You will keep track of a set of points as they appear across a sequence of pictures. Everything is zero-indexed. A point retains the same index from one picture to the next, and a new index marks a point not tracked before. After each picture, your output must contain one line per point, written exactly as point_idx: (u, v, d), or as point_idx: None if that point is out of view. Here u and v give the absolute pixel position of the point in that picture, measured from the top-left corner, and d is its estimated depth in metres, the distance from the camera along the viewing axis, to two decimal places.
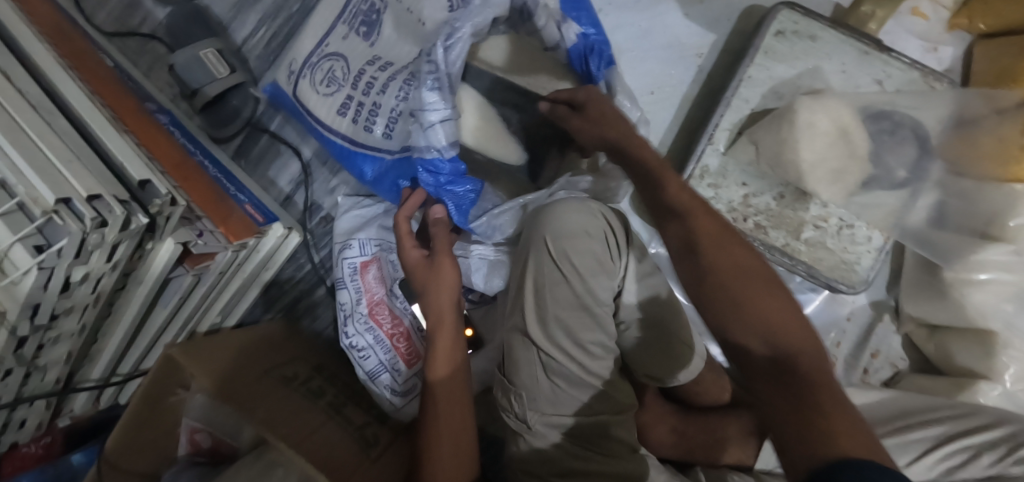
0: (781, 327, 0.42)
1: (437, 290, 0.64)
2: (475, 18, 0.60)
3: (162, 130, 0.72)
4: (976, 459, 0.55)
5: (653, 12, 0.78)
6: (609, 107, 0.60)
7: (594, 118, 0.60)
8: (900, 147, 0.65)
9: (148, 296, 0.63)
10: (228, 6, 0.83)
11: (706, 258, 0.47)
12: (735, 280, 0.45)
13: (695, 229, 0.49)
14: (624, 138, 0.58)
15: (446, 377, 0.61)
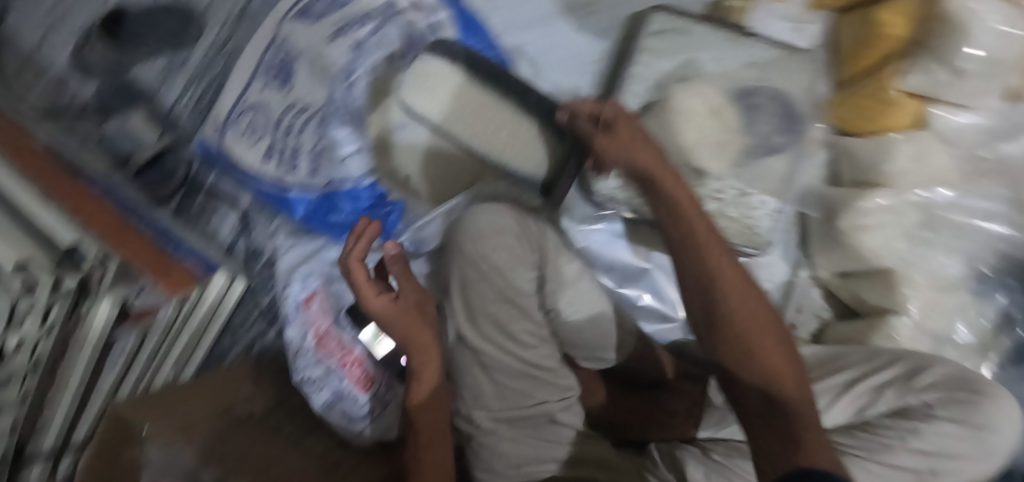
0: (765, 349, 0.54)
1: (417, 352, 0.64)
2: (370, 55, 0.75)
3: (98, 199, 0.76)
4: (881, 396, 0.61)
5: (550, 28, 0.84)
6: (638, 129, 0.57)
7: (617, 146, 0.57)
8: (769, 118, 0.73)
9: (91, 357, 0.65)
10: (153, 74, 0.85)
11: (722, 291, 0.55)
12: (731, 296, 0.55)
13: (702, 253, 0.56)
14: (634, 147, 0.57)
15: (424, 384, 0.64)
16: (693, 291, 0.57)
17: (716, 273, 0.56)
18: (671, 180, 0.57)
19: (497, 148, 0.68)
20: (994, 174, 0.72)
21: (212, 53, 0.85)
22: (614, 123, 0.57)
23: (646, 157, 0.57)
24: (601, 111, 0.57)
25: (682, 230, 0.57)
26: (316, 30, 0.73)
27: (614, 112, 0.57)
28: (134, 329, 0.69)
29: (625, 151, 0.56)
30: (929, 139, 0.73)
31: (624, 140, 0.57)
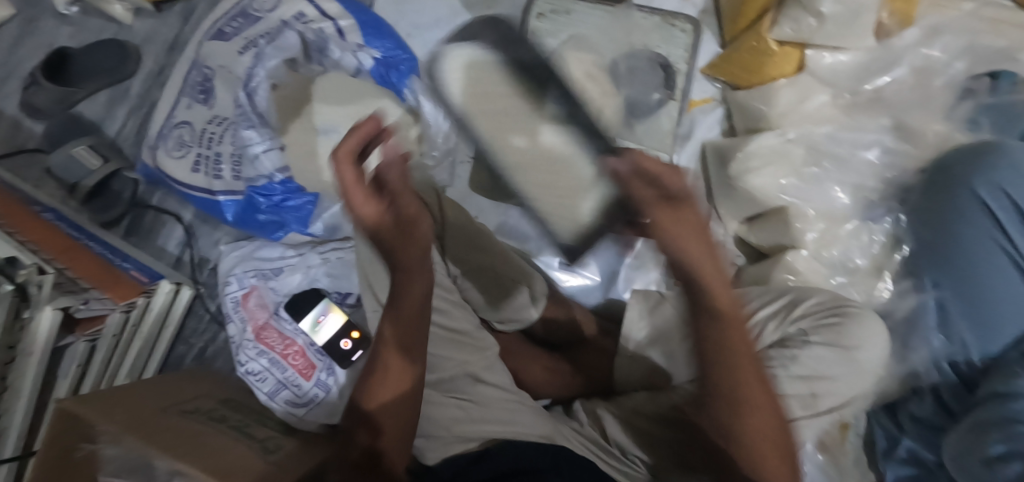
0: (756, 434, 0.55)
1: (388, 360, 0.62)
2: (269, 61, 0.76)
3: (49, 223, 0.81)
4: (768, 326, 0.66)
5: (454, 24, 0.90)
6: (699, 221, 0.50)
7: (685, 231, 0.50)
8: (648, 77, 0.79)
9: (41, 363, 0.70)
10: (97, 107, 0.92)
11: (735, 386, 0.55)
12: (743, 372, 0.55)
13: (720, 335, 0.55)
14: (698, 242, 0.51)
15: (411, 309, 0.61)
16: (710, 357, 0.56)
17: (742, 381, 0.55)
18: (714, 273, 0.53)
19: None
20: (870, 105, 0.77)
21: (152, 80, 0.93)
22: (665, 229, 0.50)
23: (708, 266, 0.52)
24: (667, 191, 0.49)
25: (720, 314, 0.55)
26: (229, 47, 0.79)
27: (687, 211, 0.50)
28: (83, 337, 0.74)
29: (687, 249, 0.51)
30: (810, 81, 0.77)
31: (694, 233, 0.50)
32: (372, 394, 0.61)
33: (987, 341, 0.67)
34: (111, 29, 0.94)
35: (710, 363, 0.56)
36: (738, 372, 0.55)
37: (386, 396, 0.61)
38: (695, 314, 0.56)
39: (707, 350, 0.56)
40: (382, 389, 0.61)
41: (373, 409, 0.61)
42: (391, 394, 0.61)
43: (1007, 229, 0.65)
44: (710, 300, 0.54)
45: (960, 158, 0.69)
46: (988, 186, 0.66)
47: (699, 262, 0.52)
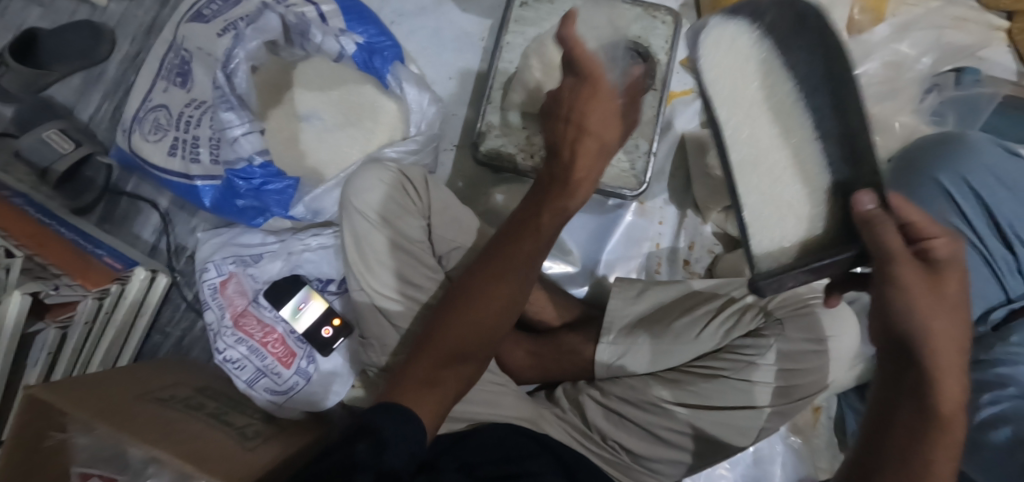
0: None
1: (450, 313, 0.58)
2: (249, 43, 0.74)
3: (19, 208, 0.77)
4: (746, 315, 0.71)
5: (438, 13, 0.90)
6: (956, 290, 0.45)
7: (928, 296, 0.45)
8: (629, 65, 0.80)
9: (11, 348, 0.67)
10: (70, 91, 0.89)
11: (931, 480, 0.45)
12: (947, 425, 0.46)
13: (930, 435, 0.46)
14: (935, 309, 0.45)
15: (501, 292, 0.59)
16: (908, 382, 0.47)
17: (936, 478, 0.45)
18: (947, 339, 0.45)
19: (770, 205, 0.56)
20: None
21: (128, 63, 0.91)
22: (940, 268, 0.45)
23: (941, 329, 0.45)
24: (926, 244, 0.46)
25: (936, 395, 0.46)
26: (210, 29, 0.77)
27: (947, 253, 0.45)
28: (55, 323, 0.72)
29: (922, 308, 0.45)
30: None
31: (939, 297, 0.45)
32: (419, 359, 0.56)
33: None
34: (84, 10, 0.92)
35: (887, 444, 0.48)
36: (928, 415, 0.46)
37: (435, 366, 0.55)
38: (898, 364, 0.48)
39: (888, 424, 0.48)
40: (434, 352, 0.56)
41: (422, 376, 0.55)
42: (445, 365, 0.56)
43: (968, 216, 0.70)
44: (936, 396, 0.46)
45: (926, 150, 0.73)
46: (953, 177, 0.70)
47: (934, 321, 0.45)
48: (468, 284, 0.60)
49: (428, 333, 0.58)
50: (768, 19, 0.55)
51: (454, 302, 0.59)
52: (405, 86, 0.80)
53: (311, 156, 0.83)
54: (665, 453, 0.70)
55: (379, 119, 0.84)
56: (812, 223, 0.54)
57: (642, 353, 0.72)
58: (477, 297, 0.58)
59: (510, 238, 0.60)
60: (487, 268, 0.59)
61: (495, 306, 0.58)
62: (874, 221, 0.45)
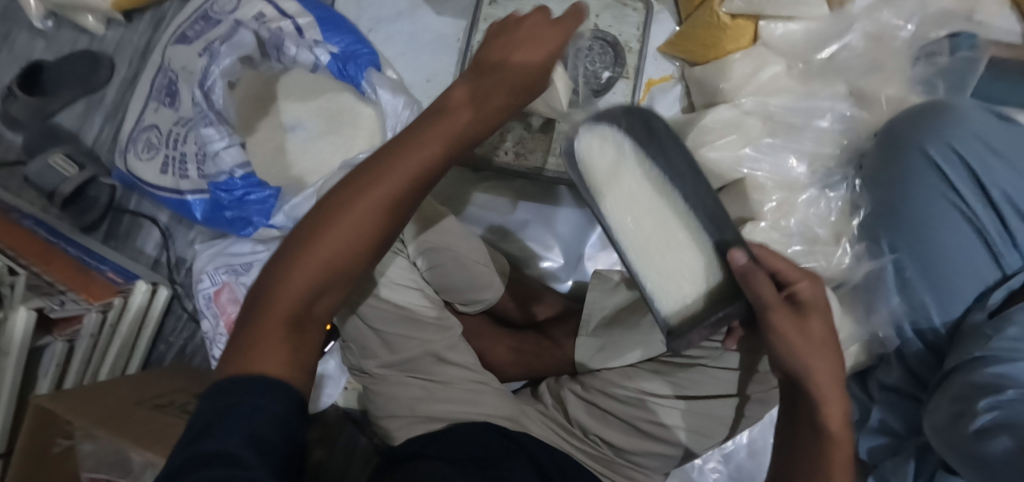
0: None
1: (311, 247, 0.43)
2: (224, 59, 0.77)
3: (28, 230, 0.83)
4: None
5: (414, 17, 0.92)
6: (827, 328, 0.50)
7: (797, 338, 0.49)
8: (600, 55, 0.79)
9: (20, 363, 0.72)
10: (75, 117, 0.94)
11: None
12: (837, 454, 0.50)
13: (827, 456, 0.50)
14: (809, 348, 0.49)
15: (400, 188, 0.44)
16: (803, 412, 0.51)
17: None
18: (827, 374, 0.50)
19: (668, 279, 0.51)
20: (823, 72, 0.78)
21: (126, 87, 0.96)
22: (807, 312, 0.49)
23: (822, 369, 0.49)
24: (795, 288, 0.49)
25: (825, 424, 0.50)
26: (192, 49, 0.81)
27: (810, 294, 0.49)
28: (61, 337, 0.77)
29: (801, 351, 0.49)
30: (764, 52, 0.78)
31: (812, 339, 0.49)
32: (291, 277, 0.43)
33: (948, 306, 0.67)
34: (84, 39, 0.97)
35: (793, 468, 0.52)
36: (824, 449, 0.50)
37: (310, 287, 0.43)
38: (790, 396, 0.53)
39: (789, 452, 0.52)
40: (309, 269, 0.43)
41: (292, 304, 0.43)
42: (322, 290, 0.44)
43: (958, 185, 0.66)
44: (824, 421, 0.50)
45: (911, 120, 0.70)
46: (939, 145, 0.67)
47: (816, 366, 0.49)
48: (353, 174, 0.46)
49: (297, 241, 0.44)
50: (619, 119, 0.52)
51: (334, 197, 0.45)
52: (379, 92, 0.82)
53: (297, 166, 0.86)
54: (646, 446, 0.67)
55: (358, 124, 0.87)
56: (705, 274, 0.51)
57: (622, 344, 0.71)
58: (362, 191, 0.44)
59: (432, 117, 0.46)
60: (389, 162, 0.45)
61: (370, 230, 0.44)
62: (749, 278, 0.46)
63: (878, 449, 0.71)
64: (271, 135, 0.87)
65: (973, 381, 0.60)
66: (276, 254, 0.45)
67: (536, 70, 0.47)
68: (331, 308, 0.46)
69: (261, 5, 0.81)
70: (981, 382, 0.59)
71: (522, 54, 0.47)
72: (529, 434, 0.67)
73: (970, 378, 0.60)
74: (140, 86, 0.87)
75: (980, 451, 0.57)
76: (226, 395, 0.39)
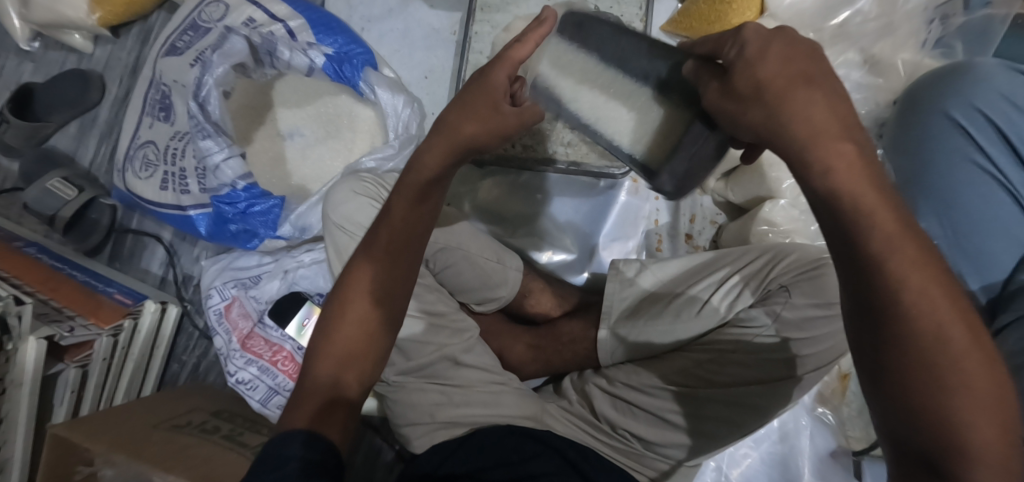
0: (925, 344, 0.33)
1: (347, 309, 0.58)
2: (217, 68, 0.75)
3: (30, 257, 0.82)
4: (745, 287, 0.67)
5: (406, 12, 0.89)
6: (795, 73, 0.35)
7: (738, 104, 0.38)
8: None
9: (33, 393, 0.71)
10: (69, 138, 0.93)
11: (897, 286, 0.33)
12: (891, 242, 0.33)
13: (880, 251, 0.33)
14: (775, 113, 0.36)
15: (385, 260, 0.57)
16: (832, 212, 0.34)
17: (900, 268, 0.33)
18: (811, 125, 0.35)
19: (634, 136, 0.50)
20: (835, 41, 0.75)
21: (119, 105, 0.94)
22: (732, 73, 0.38)
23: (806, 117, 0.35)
24: (721, 48, 0.40)
25: (835, 186, 0.34)
26: (183, 61, 0.79)
27: (739, 48, 0.38)
28: (74, 363, 0.75)
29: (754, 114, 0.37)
30: (772, 24, 0.75)
31: (752, 96, 0.37)
32: (319, 363, 0.57)
33: (985, 271, 0.64)
34: (72, 59, 0.95)
35: (843, 265, 0.35)
36: (885, 245, 0.33)
37: (333, 368, 0.56)
38: (818, 200, 0.35)
39: (853, 277, 0.34)
40: (330, 356, 0.57)
41: (319, 385, 0.56)
42: (344, 366, 0.57)
43: (988, 150, 0.64)
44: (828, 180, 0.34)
45: (933, 86, 0.69)
46: (963, 108, 0.66)
47: (789, 126, 0.35)
48: (344, 281, 0.60)
49: (321, 339, 0.58)
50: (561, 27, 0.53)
51: (337, 301, 0.59)
52: (377, 91, 0.80)
53: (297, 173, 0.85)
54: (676, 438, 0.65)
55: (357, 126, 0.85)
56: (647, 111, 0.49)
57: (649, 335, 0.69)
58: (355, 291, 0.58)
59: (380, 222, 0.58)
60: (372, 244, 0.58)
61: (387, 284, 0.58)
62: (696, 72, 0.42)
63: None
64: (269, 144, 0.85)
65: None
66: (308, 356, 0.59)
67: (489, 104, 0.49)
68: (364, 385, 0.58)
69: (250, 10, 0.80)
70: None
71: (430, 159, 0.53)
72: (555, 432, 0.67)
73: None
74: (132, 103, 0.85)
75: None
76: (274, 450, 0.48)
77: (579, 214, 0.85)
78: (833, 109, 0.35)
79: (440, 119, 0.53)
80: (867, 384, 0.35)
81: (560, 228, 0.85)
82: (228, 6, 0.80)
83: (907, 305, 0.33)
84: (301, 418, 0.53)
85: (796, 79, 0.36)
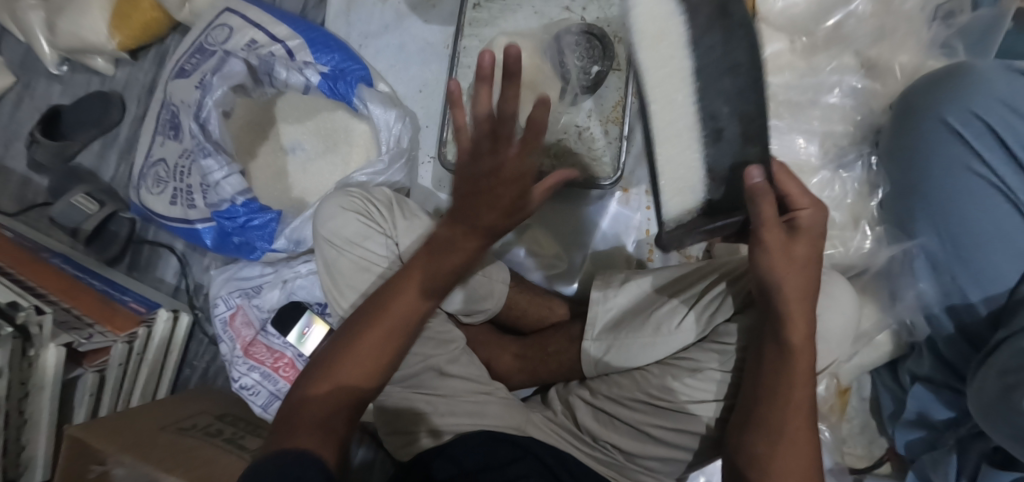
0: (782, 462, 0.51)
1: (361, 342, 0.58)
2: (216, 91, 0.80)
3: (55, 267, 0.88)
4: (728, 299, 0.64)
5: (402, 27, 0.91)
6: (817, 252, 0.53)
7: (781, 257, 0.51)
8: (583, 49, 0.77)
9: (53, 396, 0.75)
10: (93, 155, 0.99)
11: (784, 421, 0.51)
12: (794, 390, 0.51)
13: (784, 395, 0.51)
14: (790, 268, 0.51)
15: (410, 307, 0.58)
16: (770, 357, 0.53)
17: (793, 410, 0.51)
18: (797, 292, 0.51)
19: (671, 180, 0.56)
20: (829, 44, 0.73)
21: (137, 123, 0.99)
22: (795, 235, 0.52)
23: (794, 285, 0.51)
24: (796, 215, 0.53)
25: (788, 339, 0.51)
26: (188, 82, 0.83)
27: (810, 222, 0.52)
28: (91, 368, 0.80)
29: (781, 270, 0.51)
30: (763, 30, 0.73)
31: (791, 260, 0.52)
32: (325, 383, 0.58)
33: (986, 283, 0.61)
34: (95, 80, 1.01)
35: (763, 390, 0.52)
36: (793, 392, 0.51)
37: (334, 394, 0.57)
38: (769, 339, 0.53)
39: (762, 403, 0.52)
40: (333, 382, 0.58)
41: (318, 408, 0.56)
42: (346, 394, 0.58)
43: (986, 158, 0.60)
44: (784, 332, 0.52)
45: (927, 89, 0.65)
46: (960, 113, 0.61)
47: (784, 287, 0.51)
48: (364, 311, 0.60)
49: (331, 360, 0.59)
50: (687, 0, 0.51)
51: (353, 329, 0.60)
52: (370, 107, 0.82)
53: (297, 186, 0.88)
54: (656, 451, 0.66)
55: (354, 141, 0.87)
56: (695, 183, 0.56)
57: (630, 348, 0.67)
58: (374, 325, 0.58)
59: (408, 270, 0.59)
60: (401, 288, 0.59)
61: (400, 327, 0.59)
62: (755, 194, 0.50)
63: (916, 442, 0.71)
64: (271, 158, 0.89)
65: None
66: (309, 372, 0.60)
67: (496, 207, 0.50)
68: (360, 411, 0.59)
69: (252, 32, 0.83)
70: None
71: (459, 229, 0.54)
72: (535, 439, 0.67)
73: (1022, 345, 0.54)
74: (146, 122, 0.90)
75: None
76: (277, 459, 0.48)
77: (572, 224, 0.86)
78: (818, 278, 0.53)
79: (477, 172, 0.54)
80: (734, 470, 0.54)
81: (568, 238, 0.85)
82: (232, 29, 0.84)
83: (789, 438, 0.51)
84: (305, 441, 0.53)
85: (814, 262, 0.52)
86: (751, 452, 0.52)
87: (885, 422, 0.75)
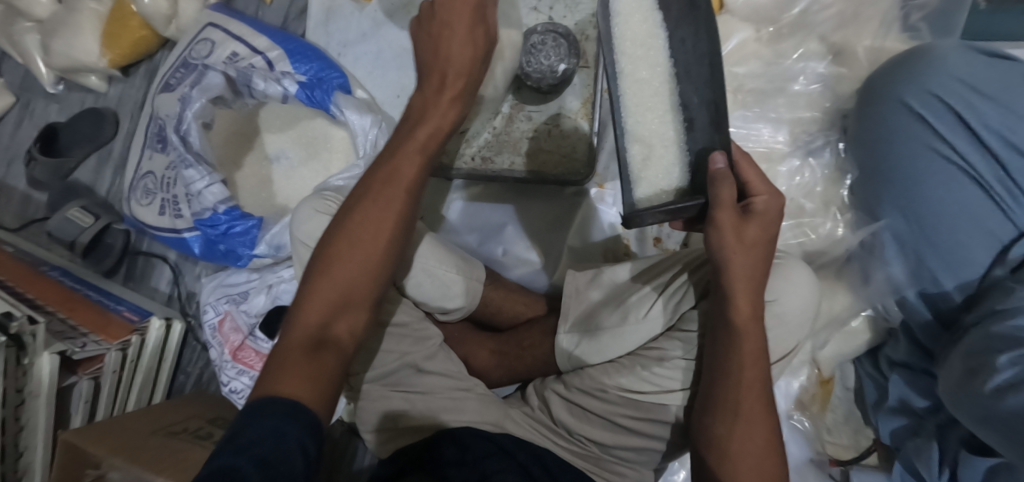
0: (737, 437, 0.54)
1: (334, 260, 0.56)
2: (195, 103, 0.83)
3: (53, 280, 0.92)
4: (691, 288, 0.65)
5: (379, 33, 0.93)
6: (768, 232, 0.55)
7: (733, 239, 0.54)
8: (551, 48, 0.78)
9: (50, 404, 0.78)
10: (89, 171, 1.02)
11: (738, 399, 0.54)
12: (746, 370, 0.54)
13: (736, 376, 0.54)
14: (739, 248, 0.54)
15: (381, 210, 0.56)
16: (722, 342, 0.56)
17: (746, 391, 0.54)
18: (743, 271, 0.54)
19: (648, 169, 0.64)
20: (794, 31, 0.73)
21: (130, 138, 1.02)
22: (749, 215, 0.54)
23: (740, 265, 0.54)
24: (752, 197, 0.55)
25: (734, 322, 0.55)
26: (173, 96, 0.85)
27: (765, 205, 0.55)
28: (86, 375, 0.83)
29: (730, 248, 0.54)
30: (728, 20, 0.74)
31: (744, 241, 0.54)
32: (306, 312, 0.54)
33: (956, 267, 0.61)
34: (90, 98, 1.05)
35: (718, 372, 0.56)
36: (746, 368, 0.54)
37: (325, 316, 0.54)
38: (719, 320, 0.56)
39: (717, 386, 0.55)
40: (321, 301, 0.54)
41: (310, 334, 0.53)
42: (336, 314, 0.55)
43: (949, 137, 0.60)
44: (731, 311, 0.55)
45: (889, 72, 0.65)
46: (919, 94, 0.61)
47: (730, 270, 0.55)
48: (340, 223, 0.57)
49: (307, 288, 0.56)
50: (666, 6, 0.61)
51: (333, 245, 0.56)
52: (347, 114, 0.84)
53: (281, 194, 0.90)
54: (630, 442, 0.66)
55: (333, 147, 0.89)
56: (669, 171, 0.63)
57: (601, 341, 0.68)
58: (355, 235, 0.56)
59: (383, 169, 0.58)
60: (372, 195, 0.57)
61: (376, 235, 0.56)
62: (716, 178, 0.52)
63: (900, 430, 0.69)
64: (255, 167, 0.91)
65: (989, 334, 0.56)
66: (296, 303, 0.57)
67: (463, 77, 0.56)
68: (353, 337, 0.55)
69: (233, 45, 0.86)
70: (998, 336, 0.55)
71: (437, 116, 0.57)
72: (510, 434, 0.68)
73: (988, 330, 0.56)
74: (136, 137, 0.93)
75: (997, 410, 0.53)
76: (266, 417, 0.45)
77: (550, 220, 0.86)
78: (769, 260, 0.56)
79: (427, 57, 0.57)
80: (697, 448, 0.57)
81: (546, 232, 0.86)
82: (214, 43, 0.86)
83: (745, 411, 0.54)
84: (285, 375, 0.50)
85: (765, 237, 0.55)
86: (711, 433, 0.55)
87: (870, 412, 0.74)
